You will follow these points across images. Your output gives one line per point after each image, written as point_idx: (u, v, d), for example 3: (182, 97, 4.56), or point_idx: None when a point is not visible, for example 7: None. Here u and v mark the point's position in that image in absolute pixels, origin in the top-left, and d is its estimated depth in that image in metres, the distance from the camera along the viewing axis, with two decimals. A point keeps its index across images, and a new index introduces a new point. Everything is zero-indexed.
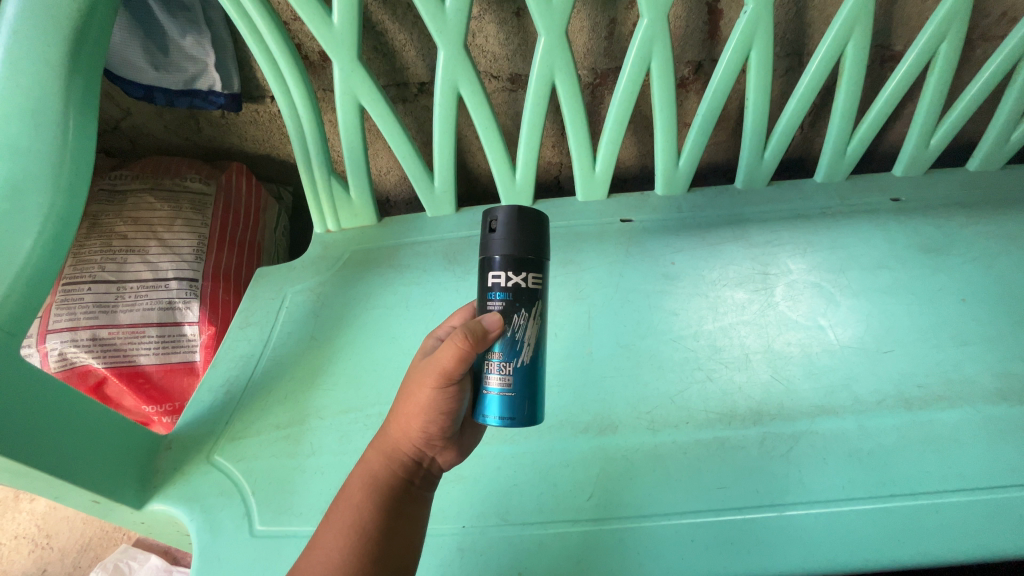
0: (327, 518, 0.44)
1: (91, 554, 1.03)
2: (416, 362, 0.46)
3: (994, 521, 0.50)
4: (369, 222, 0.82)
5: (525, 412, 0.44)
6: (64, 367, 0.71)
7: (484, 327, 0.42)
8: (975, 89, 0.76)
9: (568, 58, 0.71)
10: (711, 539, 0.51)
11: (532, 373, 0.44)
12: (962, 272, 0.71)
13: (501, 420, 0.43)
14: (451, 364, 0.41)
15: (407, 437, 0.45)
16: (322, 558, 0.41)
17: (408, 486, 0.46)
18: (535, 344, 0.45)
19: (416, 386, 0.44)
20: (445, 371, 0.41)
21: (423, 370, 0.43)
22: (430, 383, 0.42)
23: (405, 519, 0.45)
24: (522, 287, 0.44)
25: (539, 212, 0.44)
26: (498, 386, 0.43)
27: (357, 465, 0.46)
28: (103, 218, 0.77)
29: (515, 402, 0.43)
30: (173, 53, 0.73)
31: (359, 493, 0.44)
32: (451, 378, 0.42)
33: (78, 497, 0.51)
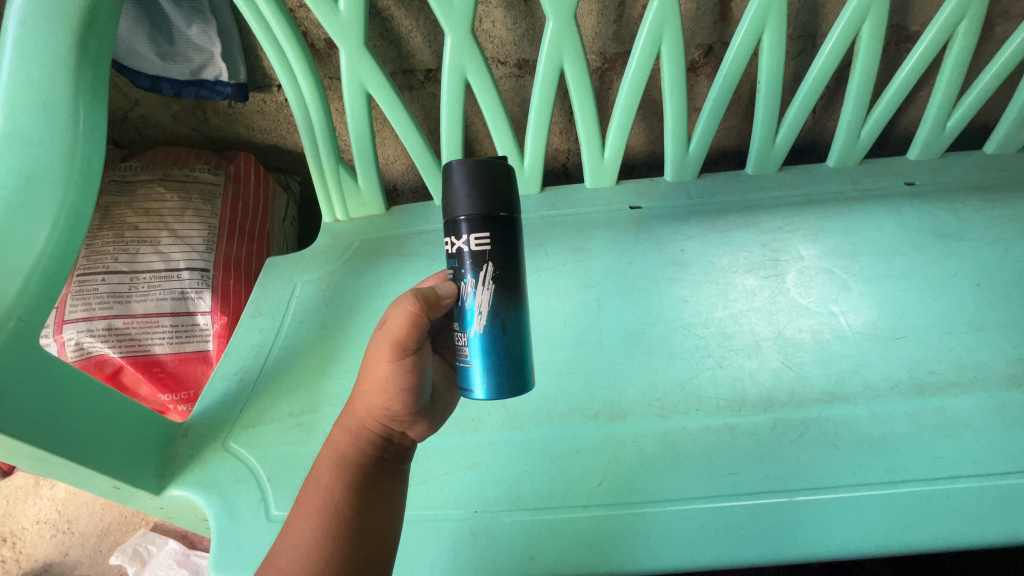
0: (298, 503, 0.43)
1: (111, 538, 1.05)
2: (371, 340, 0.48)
3: (1005, 506, 0.50)
4: (377, 212, 0.82)
5: (502, 386, 0.44)
6: (81, 356, 0.72)
7: (438, 294, 0.44)
8: (993, 69, 0.74)
9: (576, 42, 0.70)
10: (721, 525, 0.52)
11: (494, 341, 0.44)
12: (977, 257, 0.70)
13: (481, 393, 0.45)
14: (400, 330, 0.43)
15: (372, 414, 0.46)
16: (296, 540, 0.41)
17: (379, 461, 0.46)
18: (497, 311, 0.44)
19: (373, 363, 0.44)
20: (399, 340, 0.43)
21: (378, 344, 0.44)
22: (386, 355, 0.43)
23: (379, 494, 0.45)
24: (464, 250, 0.44)
25: (472, 163, 0.43)
26: (471, 362, 0.45)
27: (325, 447, 0.47)
28: (114, 209, 0.78)
29: (491, 376, 0.44)
30: (179, 42, 0.73)
31: (327, 474, 0.44)
32: (404, 345, 0.43)
33: (99, 483, 0.52)
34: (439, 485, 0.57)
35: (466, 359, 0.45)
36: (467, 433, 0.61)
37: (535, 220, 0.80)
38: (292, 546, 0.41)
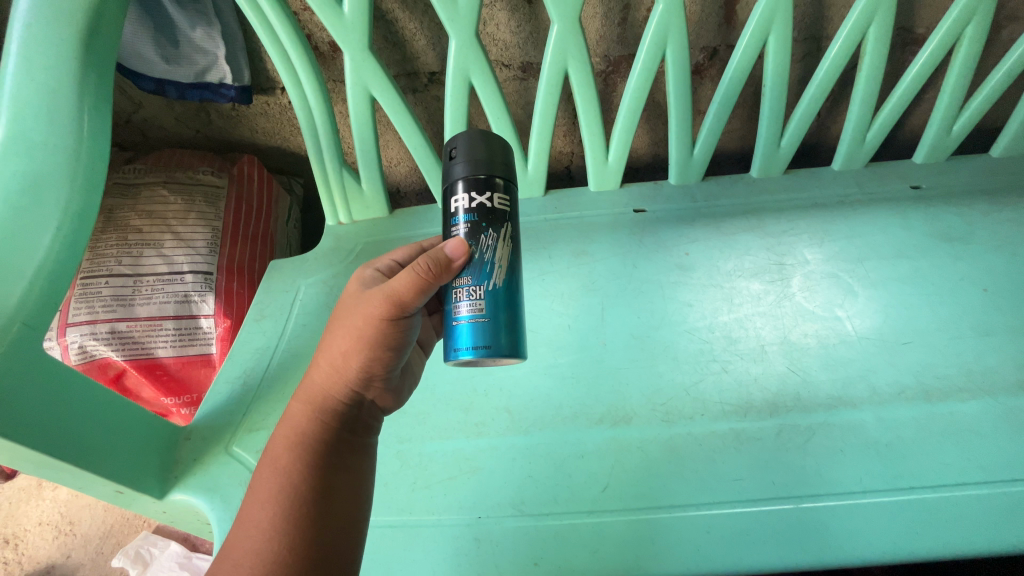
0: (271, 459, 0.44)
1: (113, 541, 1.05)
2: (353, 299, 0.46)
3: (1013, 514, 0.50)
4: (380, 214, 0.82)
5: (497, 345, 0.43)
6: (84, 359, 0.72)
7: (448, 254, 0.43)
8: (1000, 73, 0.73)
9: (581, 45, 0.69)
10: (727, 532, 0.52)
11: (504, 298, 0.44)
12: (984, 261, 0.69)
13: (473, 350, 0.43)
14: (406, 292, 0.43)
15: (350, 373, 0.46)
16: (253, 528, 0.40)
17: (348, 425, 0.47)
18: (506, 268, 0.45)
19: (362, 319, 0.44)
20: (401, 300, 0.43)
21: (374, 302, 0.43)
22: (379, 313, 0.43)
23: (345, 457, 0.46)
24: (487, 207, 0.44)
25: (495, 133, 0.45)
26: (464, 319, 0.43)
27: (282, 425, 0.46)
28: (117, 212, 0.78)
29: (485, 333, 0.43)
30: (184, 45, 0.72)
31: (301, 432, 0.45)
32: (403, 307, 0.43)
33: (102, 488, 0.52)
34: (443, 491, 0.57)
35: (460, 314, 0.44)
36: (471, 437, 0.60)
37: (539, 223, 0.80)
38: (249, 534, 0.40)
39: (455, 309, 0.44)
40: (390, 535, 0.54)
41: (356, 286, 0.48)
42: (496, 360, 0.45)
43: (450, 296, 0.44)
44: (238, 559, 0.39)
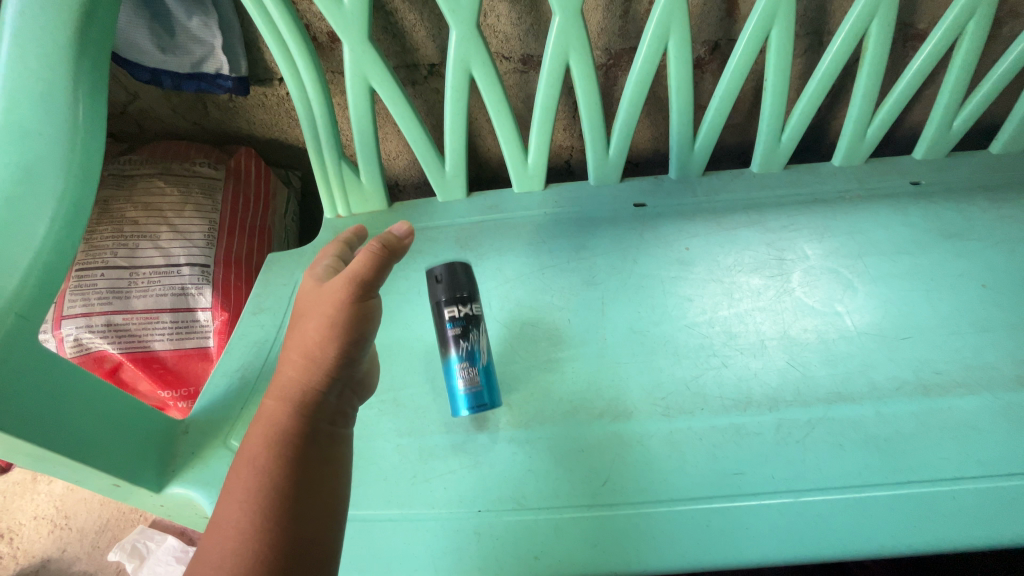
0: (243, 454, 0.42)
1: (110, 534, 1.05)
2: (312, 295, 0.48)
3: (1008, 507, 0.51)
4: (379, 207, 0.81)
5: (485, 398, 0.59)
6: (80, 352, 0.71)
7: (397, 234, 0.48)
8: (1002, 69, 0.73)
9: (583, 38, 0.69)
10: (728, 526, 0.52)
11: None
12: (984, 257, 0.70)
13: (467, 393, 0.58)
14: (366, 272, 0.45)
15: (320, 360, 0.46)
16: (230, 529, 0.39)
17: (324, 414, 0.46)
18: None
19: (326, 304, 0.45)
20: (363, 279, 0.45)
21: (337, 285, 0.45)
22: (344, 294, 0.45)
23: (323, 446, 0.45)
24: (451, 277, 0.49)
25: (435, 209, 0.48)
26: (455, 354, 0.59)
27: (251, 428, 0.44)
28: (113, 203, 0.77)
29: (478, 393, 0.58)
30: (180, 35, 0.71)
31: (274, 424, 0.43)
32: (367, 287, 0.46)
33: (99, 481, 0.52)
34: (443, 485, 0.56)
35: (450, 359, 0.59)
36: (471, 431, 0.60)
37: (538, 217, 0.79)
38: (227, 537, 0.38)
39: (448, 362, 0.59)
40: (391, 528, 0.54)
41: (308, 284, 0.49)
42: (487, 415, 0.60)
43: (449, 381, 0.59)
44: (215, 563, 0.37)
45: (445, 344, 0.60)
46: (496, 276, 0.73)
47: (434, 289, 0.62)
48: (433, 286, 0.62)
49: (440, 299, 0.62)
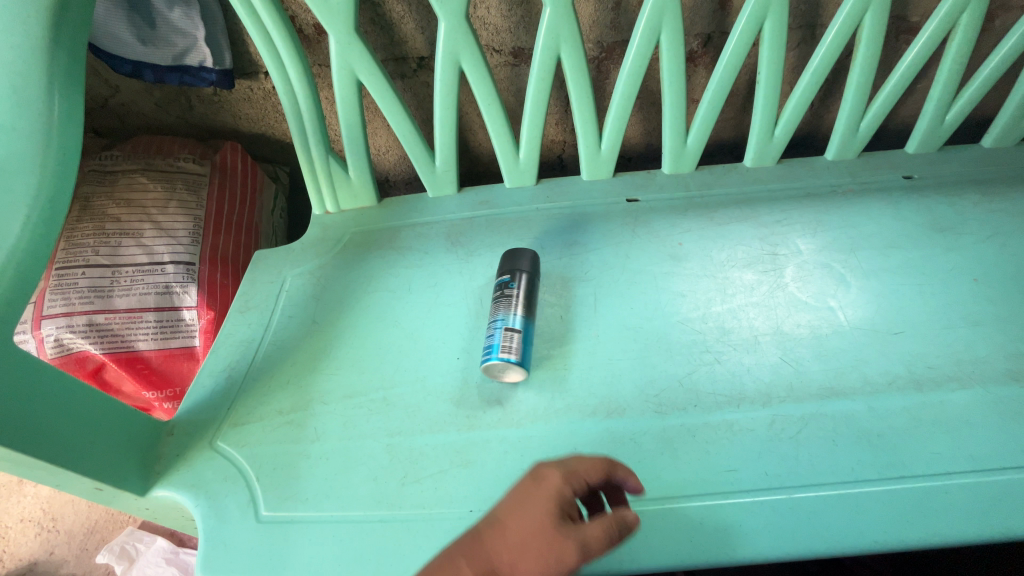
0: None
1: (98, 536, 1.04)
2: (535, 501, 0.47)
3: (998, 501, 0.51)
4: (368, 203, 0.80)
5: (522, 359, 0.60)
6: (60, 353, 0.70)
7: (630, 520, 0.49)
8: (994, 62, 0.73)
9: (574, 29, 0.68)
10: (720, 522, 0.52)
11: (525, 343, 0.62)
12: (976, 252, 0.70)
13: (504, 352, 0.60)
14: (597, 546, 0.46)
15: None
16: None
17: None
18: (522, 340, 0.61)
19: (546, 545, 0.44)
20: (588, 553, 0.45)
21: (564, 542, 0.45)
22: (569, 556, 0.45)
23: None
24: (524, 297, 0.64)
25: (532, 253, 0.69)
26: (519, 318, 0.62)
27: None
28: (94, 200, 0.75)
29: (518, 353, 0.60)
30: (161, 26, 0.69)
31: None
32: (584, 555, 0.46)
33: (80, 485, 0.51)
34: (434, 485, 0.56)
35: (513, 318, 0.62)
36: (462, 430, 0.59)
37: (530, 213, 0.78)
38: None
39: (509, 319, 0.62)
40: (382, 529, 0.53)
41: (547, 485, 0.48)
42: (506, 371, 0.61)
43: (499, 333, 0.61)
44: None
45: (513, 303, 0.63)
46: (487, 273, 0.72)
47: (522, 259, 0.67)
48: (521, 257, 0.67)
49: (523, 269, 0.66)
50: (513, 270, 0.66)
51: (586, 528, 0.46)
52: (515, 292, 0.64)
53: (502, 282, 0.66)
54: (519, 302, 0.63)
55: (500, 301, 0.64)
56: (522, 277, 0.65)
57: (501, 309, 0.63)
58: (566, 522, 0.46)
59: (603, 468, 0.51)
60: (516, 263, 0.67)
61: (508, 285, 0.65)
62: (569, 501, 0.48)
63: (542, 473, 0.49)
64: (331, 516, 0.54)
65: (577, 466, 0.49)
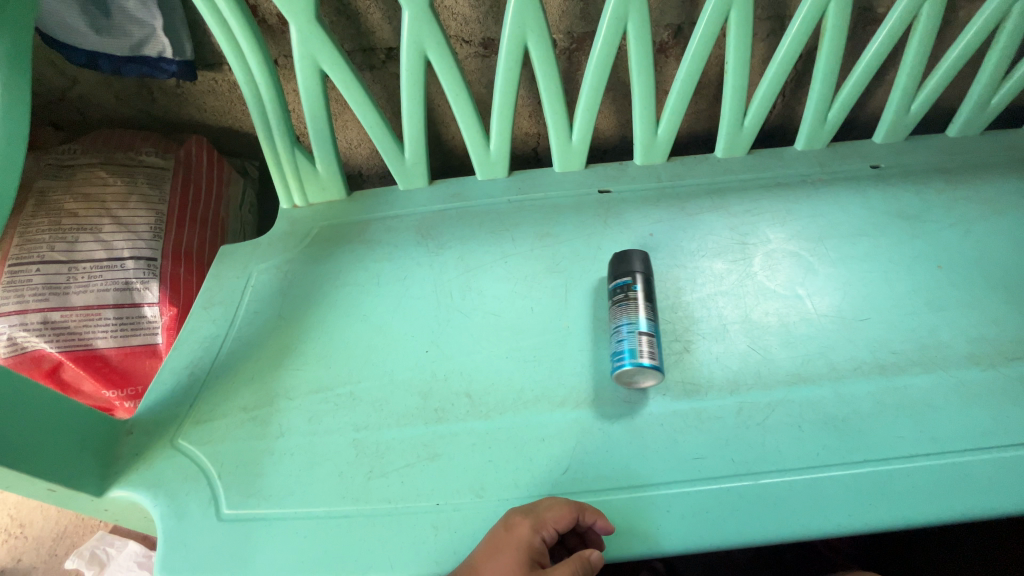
0: None
1: (68, 541, 1.01)
2: (506, 547, 0.47)
3: (960, 483, 0.52)
4: (338, 197, 0.79)
5: (643, 360, 0.57)
6: (15, 352, 0.68)
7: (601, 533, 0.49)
8: (956, 51, 0.74)
9: (540, 18, 0.67)
10: (688, 510, 0.52)
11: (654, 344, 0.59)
12: (940, 239, 0.71)
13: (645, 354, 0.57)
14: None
15: None
16: None
17: None
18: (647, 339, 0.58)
19: None
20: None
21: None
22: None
23: None
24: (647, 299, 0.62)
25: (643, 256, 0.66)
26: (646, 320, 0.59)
27: None
28: (50, 195, 0.73)
29: (634, 353, 0.57)
30: (116, 15, 0.67)
31: None
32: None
33: (32, 487, 0.49)
34: (400, 478, 0.55)
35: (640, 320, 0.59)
36: (431, 423, 0.58)
37: (502, 205, 0.78)
38: None
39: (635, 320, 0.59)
40: (347, 525, 0.52)
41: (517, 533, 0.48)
42: (640, 376, 0.58)
43: (630, 336, 0.58)
44: None
45: (636, 306, 0.60)
46: (457, 265, 0.71)
47: (633, 260, 0.64)
48: (632, 258, 0.64)
49: (637, 271, 0.63)
50: (629, 272, 0.63)
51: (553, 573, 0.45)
52: (638, 295, 0.61)
53: (617, 286, 0.63)
54: (642, 304, 0.60)
55: (623, 304, 0.61)
56: (636, 279, 0.63)
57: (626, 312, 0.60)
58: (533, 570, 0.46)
59: (573, 513, 0.49)
60: (629, 265, 0.64)
61: (628, 288, 0.62)
62: (541, 552, 0.48)
63: (513, 521, 0.49)
64: (295, 512, 0.53)
65: (544, 513, 0.49)
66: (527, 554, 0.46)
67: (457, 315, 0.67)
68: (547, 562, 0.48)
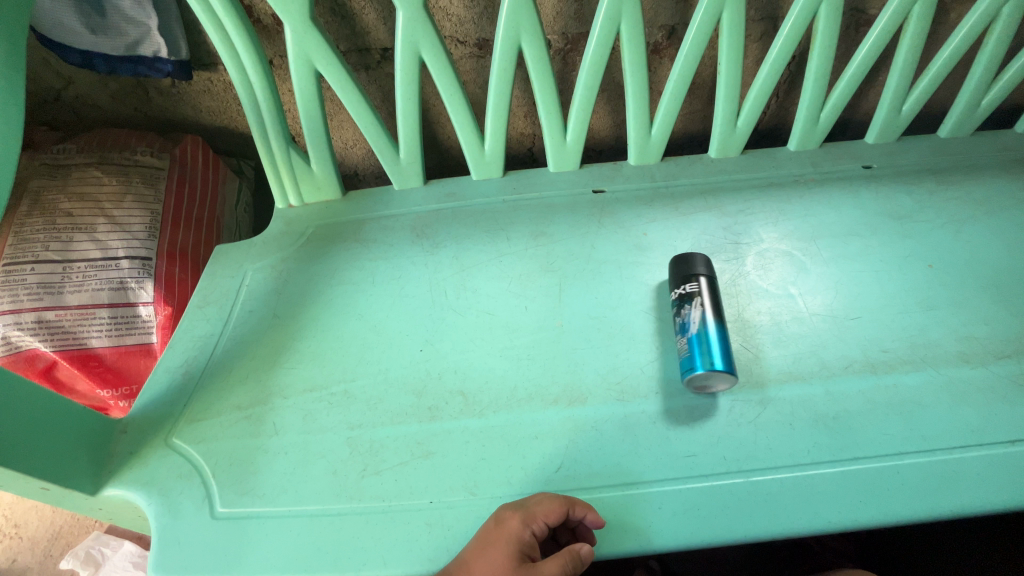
0: None
1: (63, 542, 1.01)
2: (497, 542, 0.47)
3: (949, 479, 0.53)
4: (333, 197, 0.79)
5: (715, 365, 0.56)
6: (9, 352, 0.68)
7: (592, 525, 0.50)
8: (947, 53, 0.74)
9: (534, 19, 0.67)
10: (680, 507, 0.52)
11: (725, 348, 0.58)
12: (931, 239, 0.71)
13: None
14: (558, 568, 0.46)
15: None
16: None
17: None
18: (718, 343, 0.57)
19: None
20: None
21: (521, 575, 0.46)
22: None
23: None
24: (715, 303, 0.61)
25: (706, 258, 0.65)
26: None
27: None
28: (45, 194, 0.74)
29: (705, 358, 0.57)
30: (111, 14, 0.68)
31: None
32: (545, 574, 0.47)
33: (25, 485, 0.49)
34: (394, 476, 0.55)
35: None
36: (424, 422, 0.58)
37: (497, 205, 0.78)
38: None
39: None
40: (340, 523, 0.52)
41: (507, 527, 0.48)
42: (713, 380, 0.57)
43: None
44: None
45: (704, 310, 0.59)
46: (452, 265, 0.72)
47: (696, 262, 0.63)
48: (695, 260, 0.64)
49: (701, 273, 0.63)
50: (691, 274, 0.63)
51: (543, 567, 0.46)
52: (699, 296, 0.61)
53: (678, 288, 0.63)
54: (707, 304, 0.60)
55: (683, 304, 0.61)
56: (700, 282, 0.62)
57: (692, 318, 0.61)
58: (523, 563, 0.47)
59: (563, 507, 0.49)
60: (691, 267, 0.63)
61: (689, 289, 0.62)
62: (532, 545, 0.48)
63: (503, 516, 0.49)
64: (289, 511, 0.53)
65: (534, 507, 0.49)
66: (517, 547, 0.47)
67: (451, 314, 0.67)
68: (538, 555, 0.49)
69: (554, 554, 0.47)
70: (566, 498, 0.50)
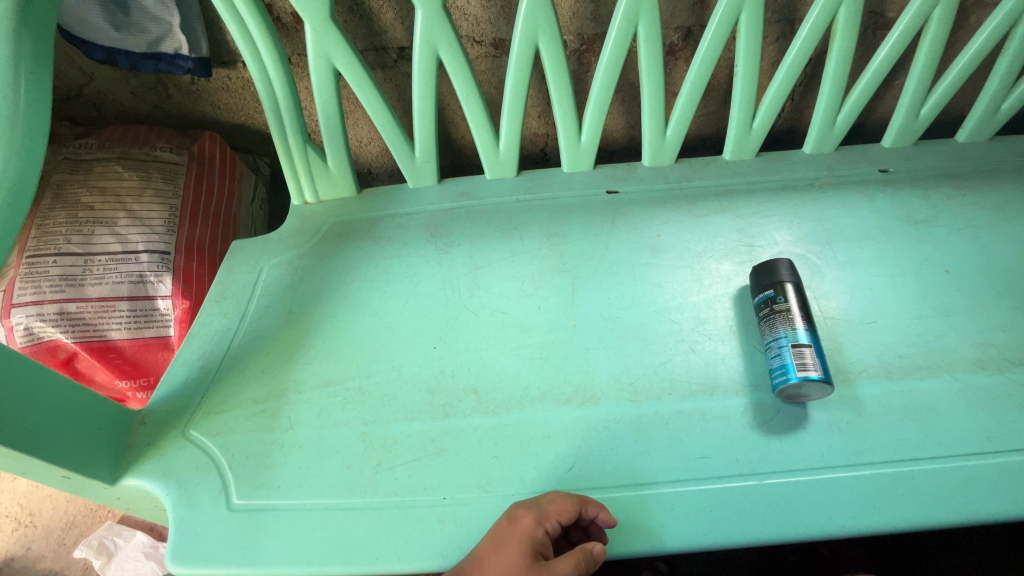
0: None
1: (77, 531, 1.03)
2: (511, 541, 0.48)
3: (965, 486, 0.52)
4: (348, 194, 0.79)
5: (811, 375, 0.55)
6: (31, 342, 0.69)
7: (603, 523, 0.50)
8: (968, 56, 0.74)
9: (551, 20, 0.68)
10: (691, 508, 0.53)
11: (822, 359, 0.56)
12: (948, 244, 0.71)
13: (800, 368, 0.55)
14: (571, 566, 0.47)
15: None
16: None
17: None
18: (814, 354, 0.56)
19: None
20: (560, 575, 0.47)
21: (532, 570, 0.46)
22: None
23: None
24: (807, 313, 0.59)
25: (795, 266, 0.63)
26: (804, 331, 0.57)
27: None
28: (67, 188, 0.75)
29: (801, 367, 0.55)
30: (134, 12, 0.69)
31: None
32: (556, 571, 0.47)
33: (47, 473, 0.50)
34: (407, 472, 0.56)
35: (798, 332, 0.57)
36: (437, 419, 0.59)
37: (510, 205, 0.78)
38: None
39: (793, 333, 0.57)
40: (353, 517, 0.53)
41: (520, 526, 0.49)
42: (808, 390, 0.56)
43: (787, 350, 0.57)
44: None
45: (792, 318, 0.58)
46: (465, 264, 0.72)
47: (780, 269, 0.62)
48: (777, 268, 0.62)
49: (785, 281, 0.61)
50: (775, 283, 0.61)
51: (556, 566, 0.46)
52: (789, 306, 0.59)
53: (766, 298, 0.61)
54: (796, 315, 0.58)
55: (774, 318, 0.59)
56: (788, 289, 0.61)
57: (779, 324, 0.58)
58: (536, 562, 0.47)
59: (575, 506, 0.50)
60: (775, 275, 0.62)
61: (774, 300, 0.60)
62: (545, 543, 0.48)
63: (516, 514, 0.49)
64: (303, 504, 0.54)
65: (547, 506, 0.49)
66: (529, 545, 0.47)
67: (464, 313, 0.67)
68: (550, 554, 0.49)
69: (567, 553, 0.48)
70: (578, 497, 0.50)
